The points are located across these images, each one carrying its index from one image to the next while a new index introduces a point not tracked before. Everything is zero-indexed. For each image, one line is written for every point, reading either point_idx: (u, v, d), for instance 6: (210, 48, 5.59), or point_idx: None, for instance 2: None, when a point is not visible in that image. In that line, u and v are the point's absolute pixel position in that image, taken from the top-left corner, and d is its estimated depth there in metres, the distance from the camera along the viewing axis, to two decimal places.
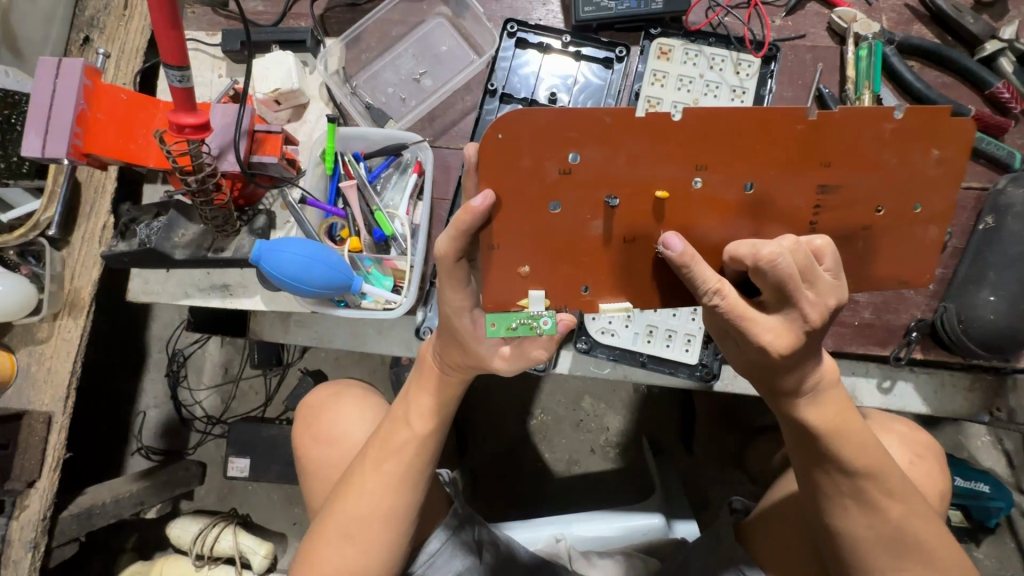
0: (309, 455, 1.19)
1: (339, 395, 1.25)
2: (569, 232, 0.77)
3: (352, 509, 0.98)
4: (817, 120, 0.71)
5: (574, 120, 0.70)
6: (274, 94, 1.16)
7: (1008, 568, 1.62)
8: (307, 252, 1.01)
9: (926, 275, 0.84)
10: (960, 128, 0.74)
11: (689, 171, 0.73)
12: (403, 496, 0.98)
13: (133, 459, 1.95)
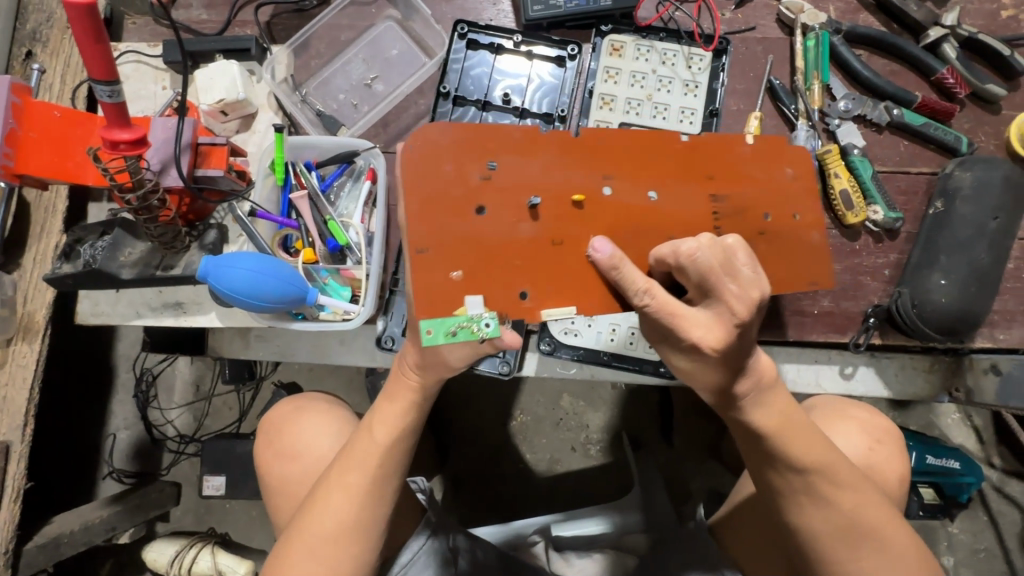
0: (272, 471, 1.16)
1: (301, 410, 1.21)
2: (498, 234, 0.78)
3: (314, 527, 0.93)
4: (690, 142, 0.85)
5: (489, 133, 0.79)
6: (219, 105, 1.13)
7: (982, 541, 1.66)
8: (258, 267, 0.98)
9: (828, 275, 0.90)
10: (801, 151, 0.89)
11: (596, 178, 0.81)
12: (370, 508, 0.94)
13: (105, 483, 1.89)
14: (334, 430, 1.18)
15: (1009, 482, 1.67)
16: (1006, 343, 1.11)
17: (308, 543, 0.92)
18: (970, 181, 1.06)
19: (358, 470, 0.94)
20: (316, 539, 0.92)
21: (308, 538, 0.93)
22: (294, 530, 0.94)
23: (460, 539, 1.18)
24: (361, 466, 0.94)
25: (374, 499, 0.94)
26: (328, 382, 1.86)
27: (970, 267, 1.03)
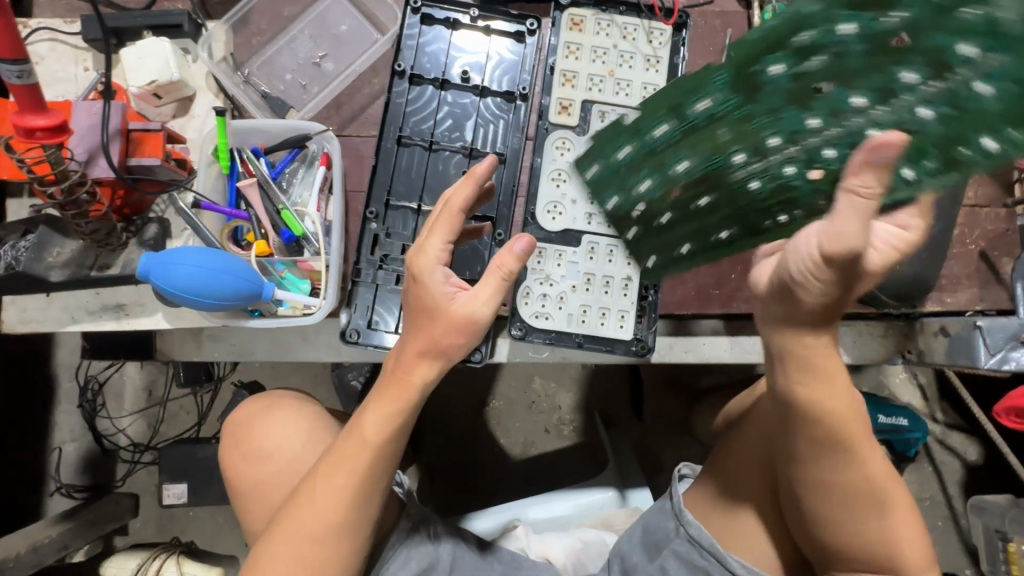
0: (242, 476, 1.11)
1: (269, 410, 1.15)
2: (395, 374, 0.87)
3: (297, 525, 0.87)
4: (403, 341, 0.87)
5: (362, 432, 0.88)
6: (150, 87, 1.04)
7: (928, 490, 1.77)
8: (206, 263, 0.92)
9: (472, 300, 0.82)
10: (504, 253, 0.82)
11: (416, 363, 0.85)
12: (361, 509, 0.87)
13: (54, 499, 1.77)
14: (308, 431, 1.12)
15: (951, 434, 1.78)
16: (953, 306, 1.16)
17: (290, 543, 0.87)
18: None
19: (343, 469, 0.86)
20: (299, 539, 0.86)
21: (293, 537, 0.87)
22: (275, 528, 0.89)
23: (441, 528, 1.15)
24: (352, 465, 0.86)
25: (361, 500, 0.87)
26: (292, 379, 1.77)
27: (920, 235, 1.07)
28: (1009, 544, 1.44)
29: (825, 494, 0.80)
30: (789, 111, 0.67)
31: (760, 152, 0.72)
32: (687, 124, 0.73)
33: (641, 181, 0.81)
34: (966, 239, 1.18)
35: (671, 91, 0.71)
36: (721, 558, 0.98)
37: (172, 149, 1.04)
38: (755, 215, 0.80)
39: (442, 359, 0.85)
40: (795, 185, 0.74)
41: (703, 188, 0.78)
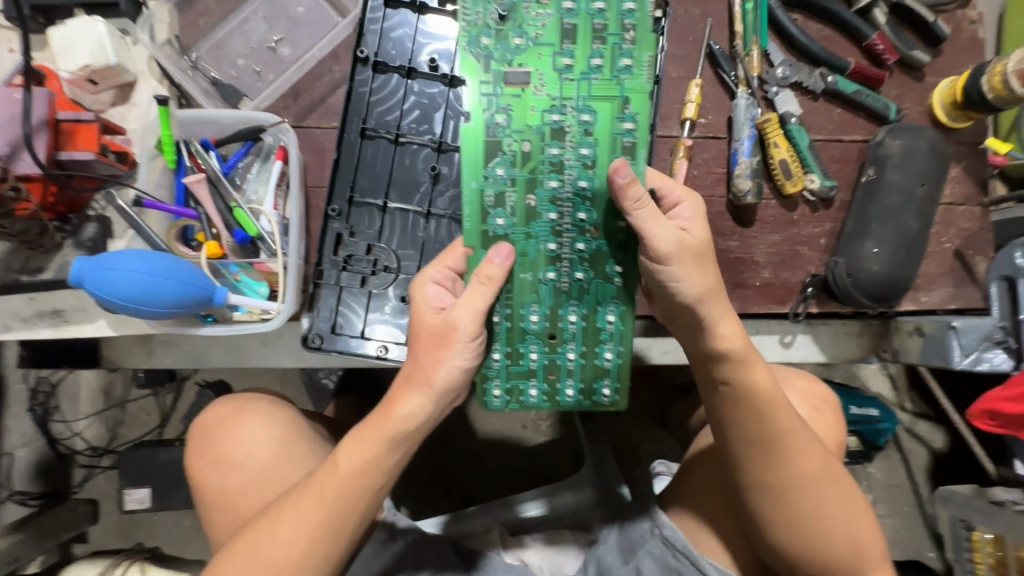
0: (206, 484, 0.97)
1: (240, 412, 1.01)
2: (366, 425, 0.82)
3: (258, 551, 0.79)
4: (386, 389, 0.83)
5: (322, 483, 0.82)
6: (84, 72, 0.95)
7: (895, 477, 1.76)
8: (148, 266, 0.84)
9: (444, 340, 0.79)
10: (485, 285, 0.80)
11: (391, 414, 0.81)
12: (333, 529, 0.80)
13: (6, 507, 1.64)
14: (281, 437, 0.99)
15: (919, 422, 1.77)
16: (928, 305, 1.16)
17: (246, 567, 0.79)
18: (900, 148, 1.07)
19: (316, 498, 0.80)
20: (259, 565, 0.79)
21: (248, 560, 0.79)
22: (231, 549, 0.81)
23: (418, 536, 1.08)
24: (324, 492, 0.80)
25: (331, 532, 0.80)
26: (259, 379, 1.62)
27: (899, 235, 1.06)
28: (974, 532, 1.40)
29: (778, 492, 0.81)
30: (549, 182, 0.83)
31: (575, 220, 0.84)
32: (491, 237, 0.85)
33: (528, 308, 0.87)
34: (941, 237, 1.17)
35: (473, 205, 0.84)
36: (696, 561, 0.97)
37: (111, 140, 0.95)
38: (603, 296, 0.87)
39: (428, 389, 0.79)
40: (615, 238, 0.85)
41: (553, 268, 0.85)
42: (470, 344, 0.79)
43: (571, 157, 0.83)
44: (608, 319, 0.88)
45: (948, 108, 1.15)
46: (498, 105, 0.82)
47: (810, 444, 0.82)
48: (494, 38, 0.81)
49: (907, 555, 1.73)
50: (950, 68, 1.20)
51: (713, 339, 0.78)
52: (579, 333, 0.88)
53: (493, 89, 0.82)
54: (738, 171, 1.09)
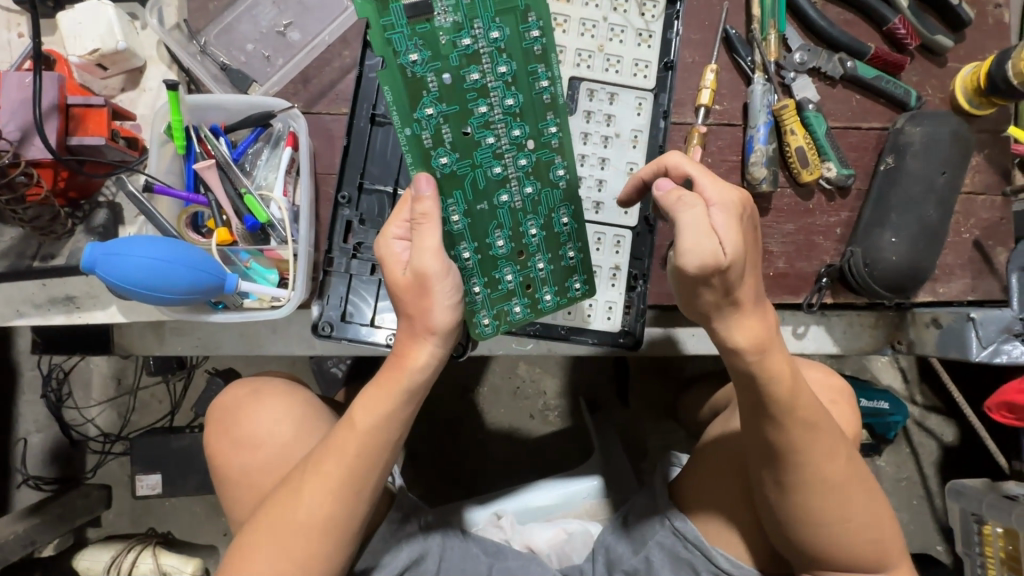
0: (226, 466, 0.98)
1: (259, 395, 1.02)
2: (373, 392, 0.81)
3: (286, 521, 0.80)
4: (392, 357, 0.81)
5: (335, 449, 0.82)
6: (94, 57, 0.94)
7: (905, 471, 1.75)
8: (158, 252, 0.83)
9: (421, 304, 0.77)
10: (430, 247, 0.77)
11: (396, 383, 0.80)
12: (352, 500, 0.81)
13: (20, 492, 1.68)
14: (300, 417, 0.99)
15: (929, 416, 1.75)
16: (946, 297, 1.14)
17: (275, 540, 0.80)
18: (921, 136, 1.05)
19: (337, 458, 0.80)
20: (288, 537, 0.80)
21: (275, 534, 0.80)
22: (257, 526, 0.82)
23: (429, 519, 1.10)
24: (344, 452, 0.80)
25: (355, 492, 0.81)
26: (268, 367, 1.63)
27: (919, 225, 1.04)
28: (984, 525, 1.40)
29: (803, 493, 0.80)
30: (479, 109, 0.81)
31: (512, 138, 0.83)
32: (438, 176, 0.82)
33: (492, 234, 0.86)
34: (960, 227, 1.15)
35: (415, 150, 0.80)
36: (707, 553, 0.96)
37: (120, 126, 0.96)
38: (553, 202, 0.88)
39: (430, 337, 0.78)
40: (551, 146, 0.85)
41: (506, 189, 0.85)
42: (446, 277, 0.77)
43: (491, 78, 0.80)
44: (563, 221, 0.89)
45: (972, 95, 1.12)
46: (409, 40, 0.77)
47: (843, 451, 0.81)
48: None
49: (916, 548, 1.71)
50: (974, 54, 1.17)
51: (763, 360, 0.72)
52: (543, 242, 0.89)
53: (397, 23, 0.76)
54: (754, 158, 1.08)
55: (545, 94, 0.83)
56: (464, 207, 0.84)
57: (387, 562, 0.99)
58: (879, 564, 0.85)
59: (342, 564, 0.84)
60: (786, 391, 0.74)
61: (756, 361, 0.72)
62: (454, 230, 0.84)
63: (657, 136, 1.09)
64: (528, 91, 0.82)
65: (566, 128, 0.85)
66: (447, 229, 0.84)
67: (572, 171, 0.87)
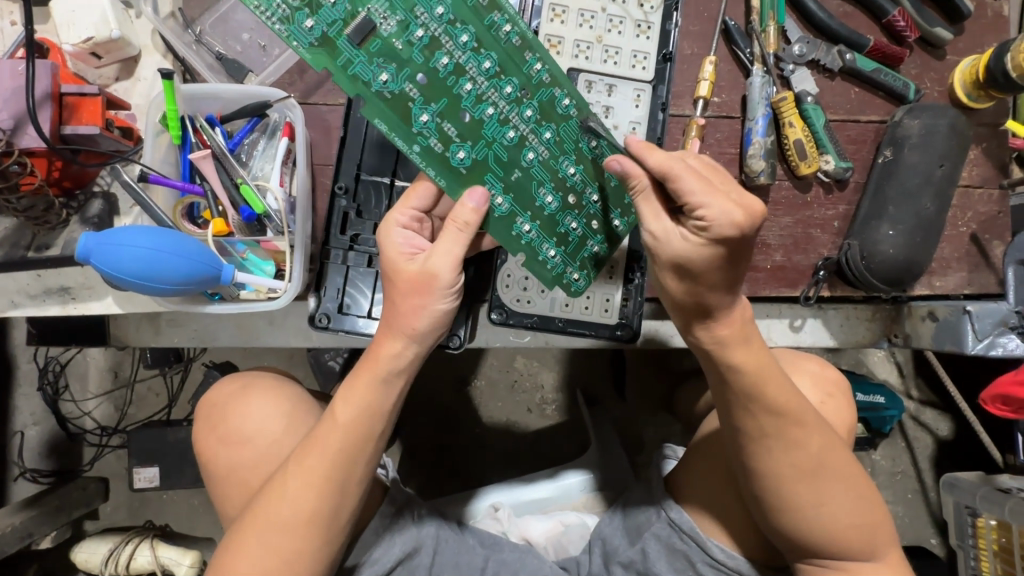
0: (215, 462, 0.98)
1: (247, 389, 1.02)
2: (353, 388, 0.81)
3: (269, 516, 0.80)
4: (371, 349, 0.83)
5: (311, 446, 0.81)
6: (87, 45, 0.93)
7: (900, 465, 1.76)
8: (153, 242, 0.83)
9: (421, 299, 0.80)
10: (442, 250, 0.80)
11: (377, 378, 0.81)
12: (336, 496, 0.81)
13: (18, 484, 1.68)
14: (288, 413, 0.99)
15: (925, 410, 1.76)
16: (942, 290, 1.15)
17: (260, 536, 0.80)
18: (919, 128, 1.05)
19: (319, 452, 0.80)
20: (273, 531, 0.80)
21: (260, 530, 0.80)
22: (242, 522, 0.82)
23: (424, 512, 1.07)
24: (327, 446, 0.80)
25: (338, 486, 0.81)
26: (266, 360, 1.63)
27: (916, 218, 1.04)
28: (978, 518, 1.40)
29: (783, 485, 0.81)
30: (465, 89, 0.78)
31: (507, 97, 0.81)
32: (466, 173, 0.82)
33: (538, 194, 0.87)
34: (957, 221, 1.15)
35: (432, 161, 0.80)
36: (703, 543, 0.96)
37: (115, 116, 0.95)
38: (575, 133, 0.86)
39: (409, 334, 0.80)
40: (544, 83, 0.82)
41: (528, 146, 0.84)
42: (450, 290, 0.80)
43: (458, 54, 0.77)
44: (593, 143, 0.87)
45: (970, 88, 1.12)
46: (372, 65, 0.74)
47: (816, 439, 0.80)
48: (312, 14, 0.71)
49: (910, 541, 1.72)
50: (973, 47, 1.16)
51: (726, 352, 0.78)
52: (585, 176, 0.89)
53: (352, 55, 0.73)
54: (752, 151, 1.07)
55: (512, 38, 0.79)
56: (502, 186, 0.84)
57: (377, 556, 0.99)
58: (869, 554, 0.85)
59: (330, 558, 0.84)
60: (756, 385, 0.77)
61: (717, 351, 0.78)
62: (504, 212, 0.86)
63: (655, 129, 1.09)
64: (496, 45, 0.78)
65: (548, 57, 0.81)
66: (498, 215, 0.85)
67: (575, 94, 0.85)
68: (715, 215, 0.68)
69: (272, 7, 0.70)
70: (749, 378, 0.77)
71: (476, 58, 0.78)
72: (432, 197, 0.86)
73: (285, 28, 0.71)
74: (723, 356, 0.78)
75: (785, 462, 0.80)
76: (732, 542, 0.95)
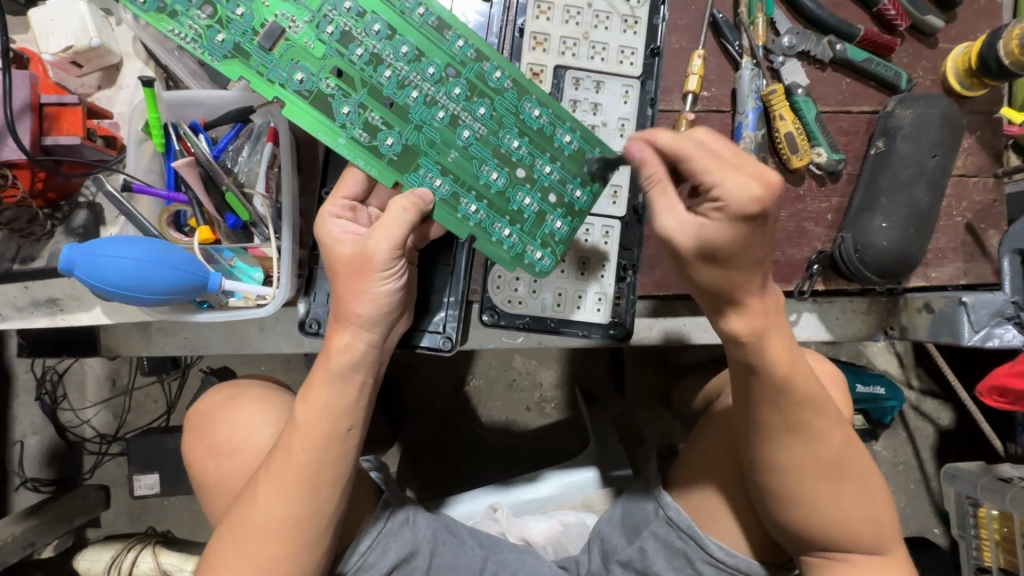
0: (204, 473, 0.98)
1: (235, 399, 1.01)
2: (311, 389, 0.82)
3: (244, 525, 0.80)
4: (324, 350, 0.83)
5: (275, 452, 0.81)
6: (68, 54, 0.93)
7: (902, 456, 1.75)
8: (134, 251, 0.82)
9: (359, 288, 0.80)
10: (369, 241, 0.79)
11: (332, 377, 0.81)
12: (310, 499, 0.81)
13: (19, 494, 1.68)
14: (267, 418, 0.98)
15: (925, 400, 1.75)
16: (938, 281, 1.14)
17: (240, 545, 0.80)
18: (911, 118, 1.04)
19: (285, 457, 0.80)
20: (252, 541, 0.80)
21: (238, 539, 0.81)
22: (222, 534, 0.82)
23: (418, 513, 1.06)
24: (290, 451, 0.80)
25: (309, 490, 0.80)
26: (264, 365, 1.62)
27: (909, 209, 1.03)
28: (980, 508, 1.39)
29: (784, 480, 0.80)
30: (384, 76, 0.81)
31: (431, 79, 0.82)
32: (396, 159, 0.83)
33: (482, 172, 0.86)
34: (952, 210, 1.14)
35: (360, 152, 0.82)
36: (701, 542, 0.94)
37: (98, 125, 0.94)
38: (513, 105, 0.85)
39: (356, 323, 0.80)
40: (470, 58, 0.83)
41: (462, 125, 0.84)
42: (391, 269, 0.80)
43: (374, 47, 0.80)
44: (535, 113, 0.86)
45: (963, 75, 1.10)
46: (286, 66, 0.78)
47: (815, 442, 0.79)
48: (223, 30, 0.76)
49: (913, 531, 1.72)
50: (965, 34, 1.15)
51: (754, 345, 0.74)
52: (532, 148, 0.87)
53: (266, 60, 0.77)
54: (742, 145, 1.06)
55: (428, 19, 0.81)
56: (438, 168, 0.84)
57: (373, 561, 0.98)
58: (873, 550, 0.84)
59: (318, 559, 0.83)
60: (767, 385, 0.75)
61: (750, 341, 0.74)
62: (446, 196, 0.86)
63: (645, 124, 1.07)
64: (412, 30, 0.81)
65: (470, 31, 0.82)
66: (438, 197, 0.85)
67: (506, 65, 0.84)
68: (733, 192, 0.64)
69: (186, 28, 0.75)
70: None
71: (388, 47, 0.80)
72: (364, 183, 0.87)
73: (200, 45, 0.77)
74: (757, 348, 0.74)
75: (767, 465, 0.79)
76: (730, 540, 0.94)
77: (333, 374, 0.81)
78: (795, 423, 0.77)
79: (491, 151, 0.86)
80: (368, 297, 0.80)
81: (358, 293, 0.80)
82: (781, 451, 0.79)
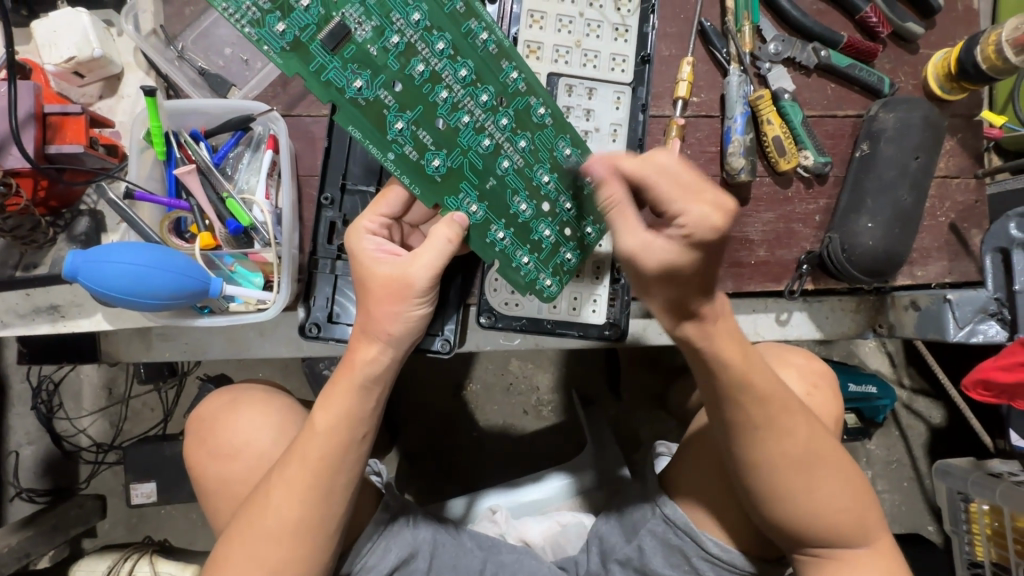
0: (206, 475, 0.98)
1: (237, 404, 1.02)
2: (333, 400, 0.82)
3: (256, 529, 0.81)
4: (348, 361, 0.84)
5: (294, 461, 0.82)
6: (70, 65, 0.95)
7: (895, 454, 1.77)
8: (141, 260, 0.83)
9: (390, 303, 0.81)
10: (406, 264, 0.82)
11: (357, 390, 0.82)
12: (322, 507, 0.82)
13: (15, 505, 1.67)
14: (278, 425, 0.99)
15: (917, 398, 1.78)
16: (924, 279, 1.16)
17: (250, 548, 0.81)
18: (894, 122, 1.07)
19: (300, 463, 0.81)
20: (262, 542, 0.81)
21: (249, 541, 0.81)
22: (231, 537, 0.83)
23: (418, 514, 1.07)
24: (307, 457, 0.81)
25: (323, 497, 0.82)
26: (260, 371, 1.63)
27: (894, 210, 1.06)
28: (971, 504, 1.41)
29: (782, 478, 0.82)
30: (441, 96, 0.81)
31: (483, 106, 0.84)
32: (439, 180, 0.84)
33: (514, 202, 0.89)
34: (936, 211, 1.17)
35: (407, 168, 0.83)
36: (698, 538, 0.96)
37: (99, 134, 0.96)
38: (551, 141, 0.89)
39: (385, 339, 0.82)
40: (521, 91, 0.85)
41: (503, 154, 0.86)
42: (426, 296, 0.82)
43: (435, 62, 0.79)
44: (567, 152, 0.91)
45: (943, 80, 1.14)
46: (347, 71, 0.77)
47: (803, 428, 0.82)
48: (284, 18, 0.73)
49: (907, 528, 1.74)
50: (944, 40, 1.19)
51: (713, 345, 0.74)
52: (559, 185, 0.92)
53: (326, 61, 0.76)
54: (731, 149, 1.09)
55: (489, 46, 0.82)
56: (476, 194, 0.87)
57: (374, 563, 0.99)
58: (860, 542, 0.87)
59: (326, 564, 0.85)
60: (744, 376, 0.76)
61: (705, 347, 0.74)
62: (478, 219, 0.88)
63: (636, 130, 1.10)
64: (473, 53, 0.81)
65: (526, 68, 0.84)
66: (472, 221, 0.87)
67: (551, 103, 0.88)
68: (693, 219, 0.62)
69: (243, 10, 0.71)
70: (725, 393, 0.77)
71: (449, 70, 0.80)
72: (402, 204, 0.90)
73: (254, 31, 0.73)
74: (712, 350, 0.75)
75: (769, 458, 0.81)
76: (726, 536, 0.95)
77: (354, 385, 0.82)
78: (770, 416, 0.79)
79: (525, 181, 0.89)
80: (391, 315, 0.81)
81: (386, 310, 0.82)
82: (786, 447, 0.81)
